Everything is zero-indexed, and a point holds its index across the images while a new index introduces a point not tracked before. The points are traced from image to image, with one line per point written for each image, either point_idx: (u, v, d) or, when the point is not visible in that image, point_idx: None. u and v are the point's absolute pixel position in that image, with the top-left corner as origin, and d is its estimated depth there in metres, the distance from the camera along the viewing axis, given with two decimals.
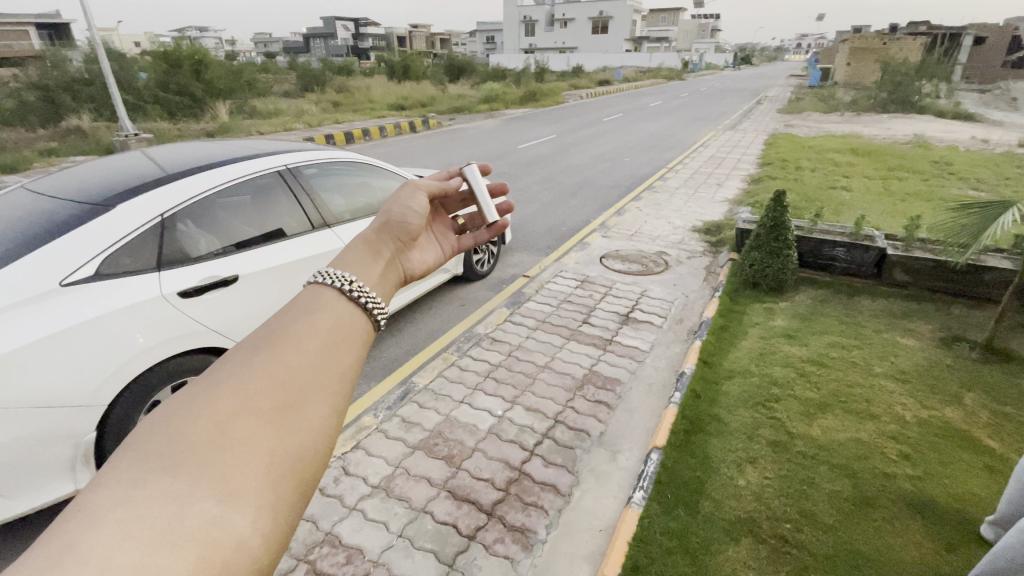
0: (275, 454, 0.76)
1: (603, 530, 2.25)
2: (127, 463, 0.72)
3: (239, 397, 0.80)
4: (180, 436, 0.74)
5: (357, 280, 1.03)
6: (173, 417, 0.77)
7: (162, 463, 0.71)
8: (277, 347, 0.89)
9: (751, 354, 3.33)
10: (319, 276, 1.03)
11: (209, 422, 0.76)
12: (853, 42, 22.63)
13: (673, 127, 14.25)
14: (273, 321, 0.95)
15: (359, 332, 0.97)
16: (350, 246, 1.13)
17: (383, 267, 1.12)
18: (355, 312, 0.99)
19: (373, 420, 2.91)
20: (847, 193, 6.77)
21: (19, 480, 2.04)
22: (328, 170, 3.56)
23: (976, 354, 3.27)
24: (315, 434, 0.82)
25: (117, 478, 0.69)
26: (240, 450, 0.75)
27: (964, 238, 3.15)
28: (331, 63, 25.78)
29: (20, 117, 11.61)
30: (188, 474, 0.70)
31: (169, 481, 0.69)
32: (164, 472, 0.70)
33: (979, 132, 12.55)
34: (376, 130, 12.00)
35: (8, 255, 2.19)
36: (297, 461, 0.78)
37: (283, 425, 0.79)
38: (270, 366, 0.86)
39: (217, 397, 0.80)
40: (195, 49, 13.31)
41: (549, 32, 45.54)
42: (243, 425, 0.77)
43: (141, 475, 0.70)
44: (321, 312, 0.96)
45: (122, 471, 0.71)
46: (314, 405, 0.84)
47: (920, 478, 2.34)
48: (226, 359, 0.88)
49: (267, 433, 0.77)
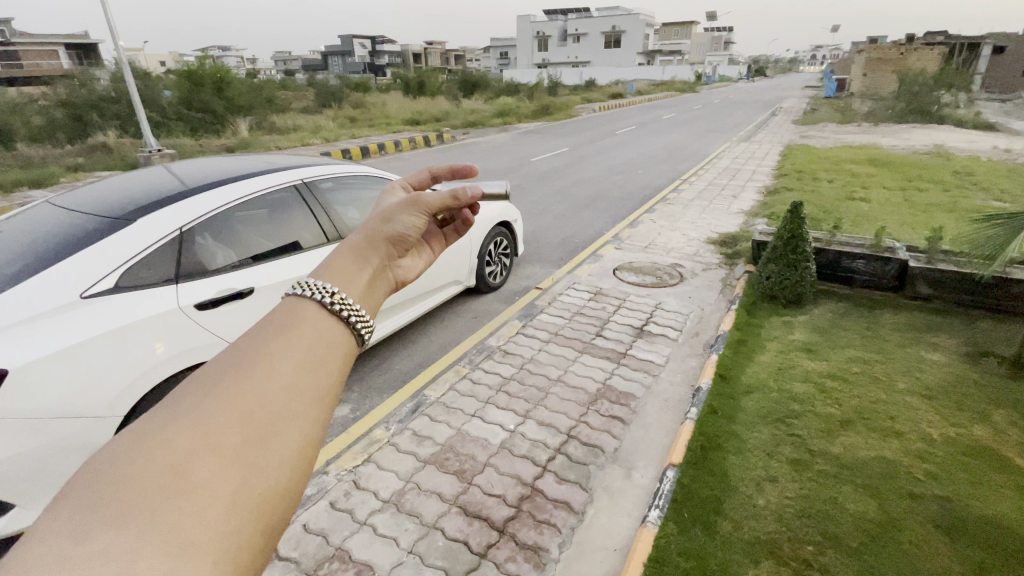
0: (236, 498, 0.74)
1: (617, 549, 2.19)
2: (69, 512, 0.68)
3: (201, 435, 0.77)
4: (132, 480, 0.71)
5: (340, 292, 1.00)
6: (129, 457, 0.75)
7: (103, 514, 0.67)
8: (246, 373, 0.86)
9: (769, 368, 3.26)
10: (300, 288, 1.00)
11: (164, 464, 0.73)
12: (868, 52, 22.58)
13: (687, 139, 14.27)
14: (242, 342, 0.92)
15: (342, 349, 0.96)
16: (335, 255, 1.08)
17: (371, 275, 1.08)
18: (337, 325, 0.97)
19: (385, 433, 2.89)
20: (866, 204, 6.67)
21: (33, 490, 2.05)
22: (344, 185, 3.61)
23: (1003, 371, 3.17)
24: (283, 471, 0.80)
25: (55, 533, 0.65)
26: (197, 494, 0.72)
27: (990, 249, 3.05)
28: (350, 80, 26.36)
29: (49, 133, 12.06)
30: (135, 526, 0.66)
31: (114, 532, 0.65)
32: (110, 522, 0.66)
33: (1000, 142, 12.35)
34: (392, 145, 12.22)
35: (33, 268, 2.24)
36: (262, 504, 0.76)
37: (248, 464, 0.77)
38: (237, 395, 0.83)
39: (175, 437, 0.76)
40: (217, 68, 13.73)
41: (562, 48, 46.23)
42: (200, 466, 0.74)
43: (82, 528, 0.66)
44: (299, 327, 0.94)
45: (63, 522, 0.67)
46: (283, 437, 0.82)
47: (948, 498, 2.25)
48: (187, 391, 0.84)
49: (230, 475, 0.75)
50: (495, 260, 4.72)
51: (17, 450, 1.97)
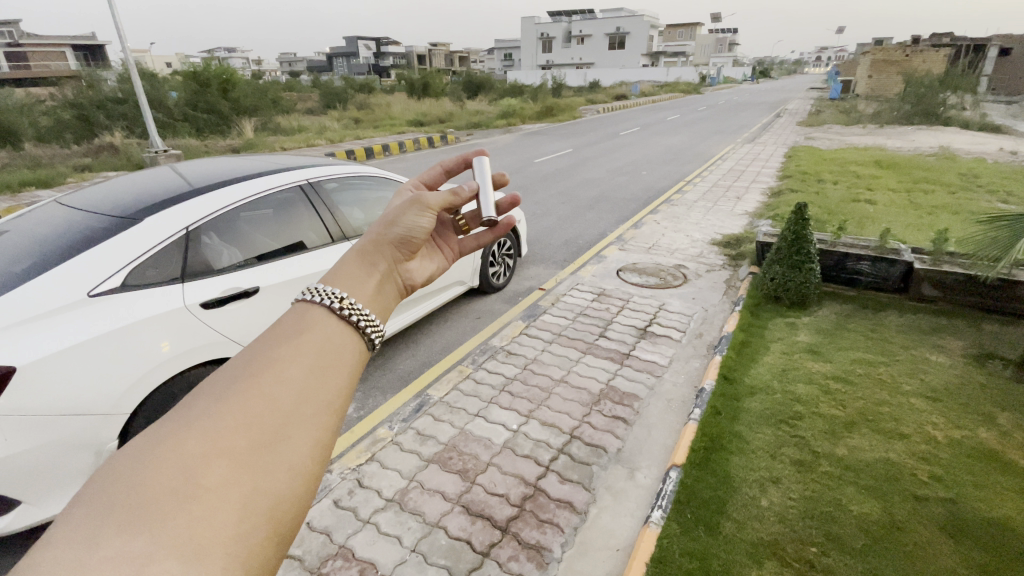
0: (246, 503, 0.75)
1: (620, 549, 2.20)
2: (84, 514, 0.69)
3: (213, 439, 0.78)
4: (144, 485, 0.73)
5: (348, 297, 1.01)
6: (141, 460, 0.76)
7: (117, 518, 0.69)
8: (257, 377, 0.87)
9: (773, 369, 3.25)
10: (308, 293, 1.01)
11: (176, 468, 0.74)
12: (874, 54, 22.45)
13: (691, 141, 14.23)
14: (254, 347, 0.93)
15: (352, 353, 0.97)
16: (343, 262, 1.10)
17: (378, 280, 1.09)
18: (346, 331, 0.98)
19: (389, 432, 2.90)
20: (872, 206, 6.64)
21: (38, 487, 2.07)
22: (349, 185, 3.63)
23: (1009, 373, 3.15)
24: (293, 477, 0.81)
25: (70, 536, 0.67)
26: (207, 500, 0.73)
27: (995, 251, 3.03)
28: (354, 81, 26.43)
29: (55, 134, 12.15)
30: (147, 532, 0.67)
31: (127, 538, 0.66)
32: (124, 528, 0.67)
33: (1008, 144, 12.26)
34: (396, 145, 12.25)
35: (41, 266, 2.26)
36: (271, 509, 0.77)
37: (259, 469, 0.78)
38: (247, 400, 0.84)
39: (187, 442, 0.77)
40: (223, 69, 13.82)
41: (567, 49, 46.27)
42: (211, 472, 0.75)
43: (96, 532, 0.67)
44: (309, 333, 0.95)
45: (79, 525, 0.68)
46: (293, 442, 0.83)
47: (953, 501, 2.24)
48: (199, 396, 0.85)
49: (241, 479, 0.76)
50: (499, 260, 4.73)
51: (22, 447, 1.98)
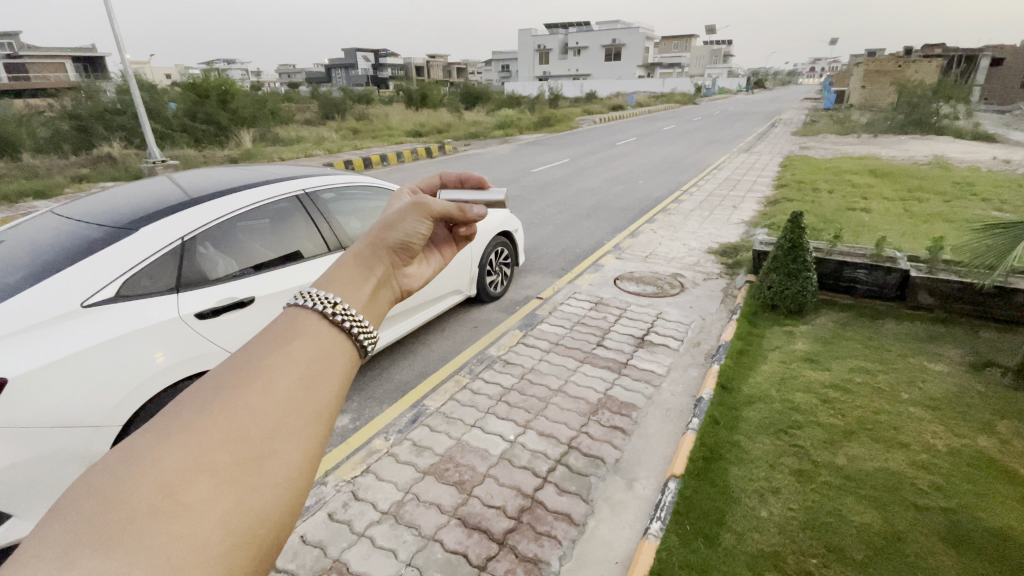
0: (228, 521, 0.73)
1: (619, 562, 2.17)
2: (57, 533, 0.67)
3: (194, 453, 0.76)
4: (118, 501, 0.70)
5: (342, 302, 1.00)
6: (122, 474, 0.74)
7: (93, 537, 0.66)
8: (242, 390, 0.85)
9: (771, 378, 3.24)
10: (301, 297, 1.00)
11: (156, 483, 0.72)
12: (865, 65, 22.71)
13: (687, 150, 14.33)
14: (239, 357, 0.91)
15: (342, 362, 0.96)
16: (338, 265, 1.08)
17: (375, 285, 1.09)
18: (338, 337, 0.97)
19: (384, 444, 2.87)
20: (867, 215, 6.67)
21: (28, 501, 2.03)
22: (346, 195, 3.63)
23: (1007, 381, 3.15)
24: (278, 491, 0.79)
25: (40, 554, 0.64)
26: (187, 516, 0.70)
27: (990, 259, 3.04)
28: (353, 92, 26.58)
29: (54, 145, 12.17)
30: (125, 550, 0.65)
31: (103, 557, 0.64)
32: (98, 547, 0.65)
33: (1000, 153, 12.35)
34: (394, 156, 12.32)
35: (34, 277, 2.24)
36: (254, 527, 0.76)
37: (243, 484, 0.76)
38: (232, 412, 0.82)
39: (168, 455, 0.75)
40: (223, 80, 13.90)
41: (564, 61, 46.79)
42: (192, 486, 0.73)
43: (69, 551, 0.64)
44: (298, 340, 0.94)
45: (50, 543, 0.66)
46: (280, 456, 0.81)
47: (953, 511, 2.22)
48: (179, 408, 0.83)
49: (223, 495, 0.74)
50: (496, 269, 4.72)
51: (12, 460, 1.95)
